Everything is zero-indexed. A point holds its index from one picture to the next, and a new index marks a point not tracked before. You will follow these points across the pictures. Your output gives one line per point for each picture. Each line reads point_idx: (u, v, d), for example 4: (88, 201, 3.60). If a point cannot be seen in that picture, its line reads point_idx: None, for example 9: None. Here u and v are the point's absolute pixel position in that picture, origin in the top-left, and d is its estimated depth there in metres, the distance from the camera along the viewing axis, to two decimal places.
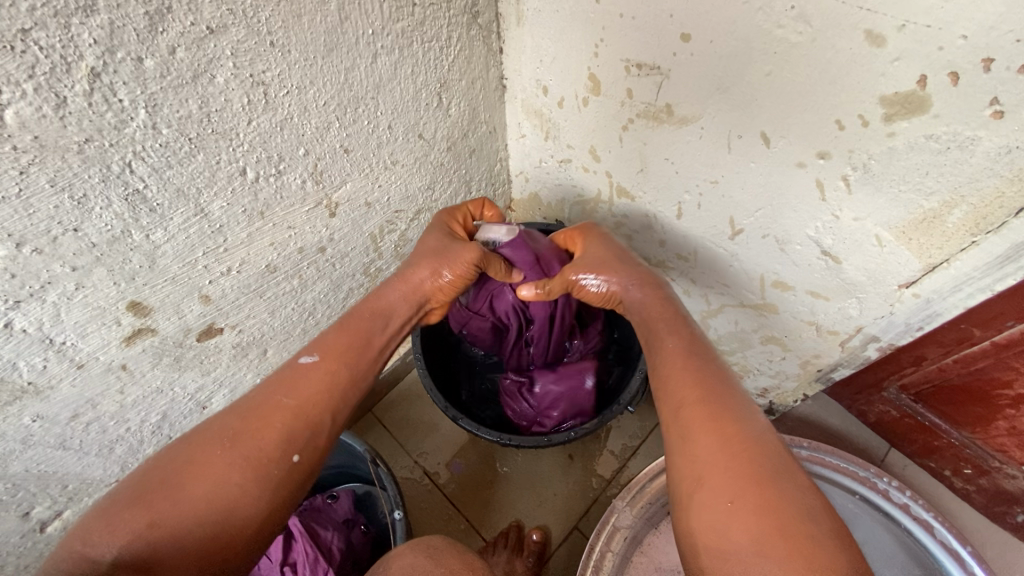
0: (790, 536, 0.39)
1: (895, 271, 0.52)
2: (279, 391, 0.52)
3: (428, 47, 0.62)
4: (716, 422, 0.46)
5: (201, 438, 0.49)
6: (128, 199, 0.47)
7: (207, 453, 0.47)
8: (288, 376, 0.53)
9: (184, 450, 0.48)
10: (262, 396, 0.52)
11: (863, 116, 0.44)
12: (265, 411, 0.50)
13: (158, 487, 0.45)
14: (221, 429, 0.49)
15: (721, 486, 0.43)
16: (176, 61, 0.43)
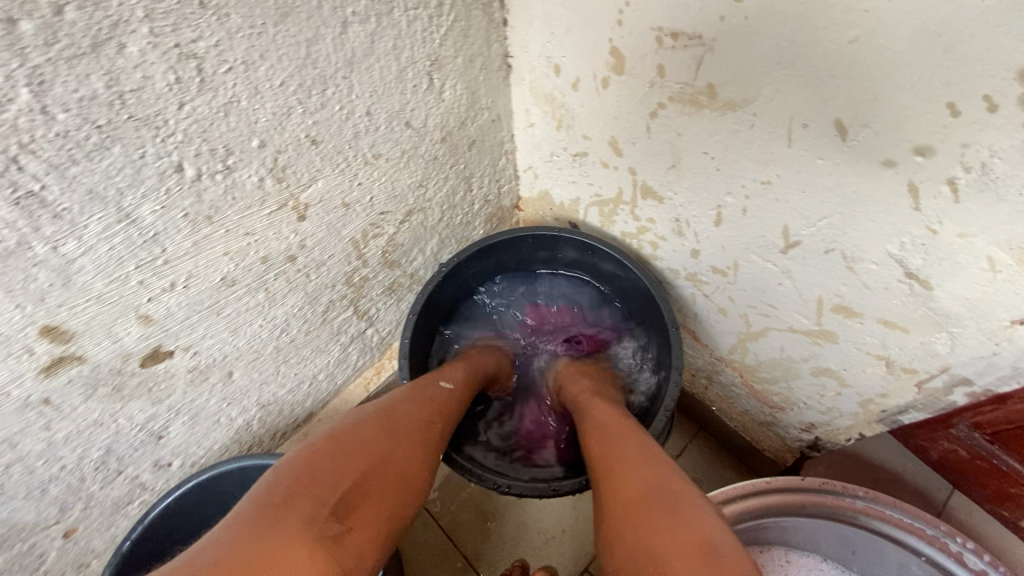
0: (714, 565, 0.37)
1: (1009, 304, 0.40)
2: (412, 401, 0.55)
3: (414, 15, 0.51)
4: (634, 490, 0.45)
5: (335, 428, 0.48)
6: (21, 203, 0.37)
7: (371, 434, 0.47)
8: (424, 393, 0.57)
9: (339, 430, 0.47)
10: (392, 401, 0.54)
11: (990, 98, 0.32)
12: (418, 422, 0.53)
13: (347, 453, 0.45)
14: (372, 420, 0.49)
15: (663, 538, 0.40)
16: (64, 25, 0.32)
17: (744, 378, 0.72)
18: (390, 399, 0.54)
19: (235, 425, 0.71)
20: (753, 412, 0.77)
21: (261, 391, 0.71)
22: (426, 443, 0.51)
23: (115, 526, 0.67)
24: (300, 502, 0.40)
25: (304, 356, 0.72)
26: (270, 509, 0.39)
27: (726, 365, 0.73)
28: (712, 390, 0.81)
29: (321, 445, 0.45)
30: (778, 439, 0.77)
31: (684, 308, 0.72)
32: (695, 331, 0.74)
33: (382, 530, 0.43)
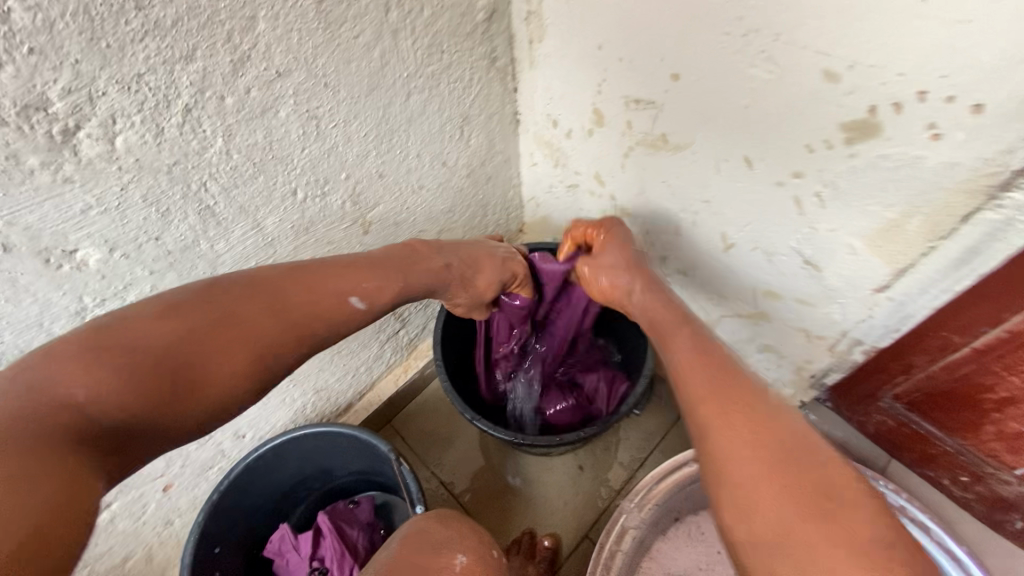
0: (830, 512, 0.36)
1: (870, 277, 0.58)
2: (313, 295, 0.52)
3: (453, 87, 0.71)
4: (735, 417, 0.41)
5: (166, 323, 0.44)
6: (201, 214, 0.55)
7: (213, 324, 0.45)
8: (322, 296, 0.52)
9: (190, 307, 0.45)
10: (262, 310, 0.48)
11: (828, 141, 0.51)
12: (293, 307, 0.50)
13: (209, 306, 0.46)
14: (236, 302, 0.47)
15: (772, 478, 0.38)
16: (250, 99, 0.52)
17: None
18: (270, 300, 0.49)
19: (295, 406, 0.87)
20: None
21: (318, 377, 0.87)
22: (302, 341, 0.50)
23: (198, 488, 0.81)
24: (162, 360, 0.42)
25: (352, 349, 0.89)
26: (127, 345, 0.41)
27: None
28: None
29: (164, 330, 0.43)
30: None
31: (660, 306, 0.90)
32: None
33: (165, 422, 0.41)
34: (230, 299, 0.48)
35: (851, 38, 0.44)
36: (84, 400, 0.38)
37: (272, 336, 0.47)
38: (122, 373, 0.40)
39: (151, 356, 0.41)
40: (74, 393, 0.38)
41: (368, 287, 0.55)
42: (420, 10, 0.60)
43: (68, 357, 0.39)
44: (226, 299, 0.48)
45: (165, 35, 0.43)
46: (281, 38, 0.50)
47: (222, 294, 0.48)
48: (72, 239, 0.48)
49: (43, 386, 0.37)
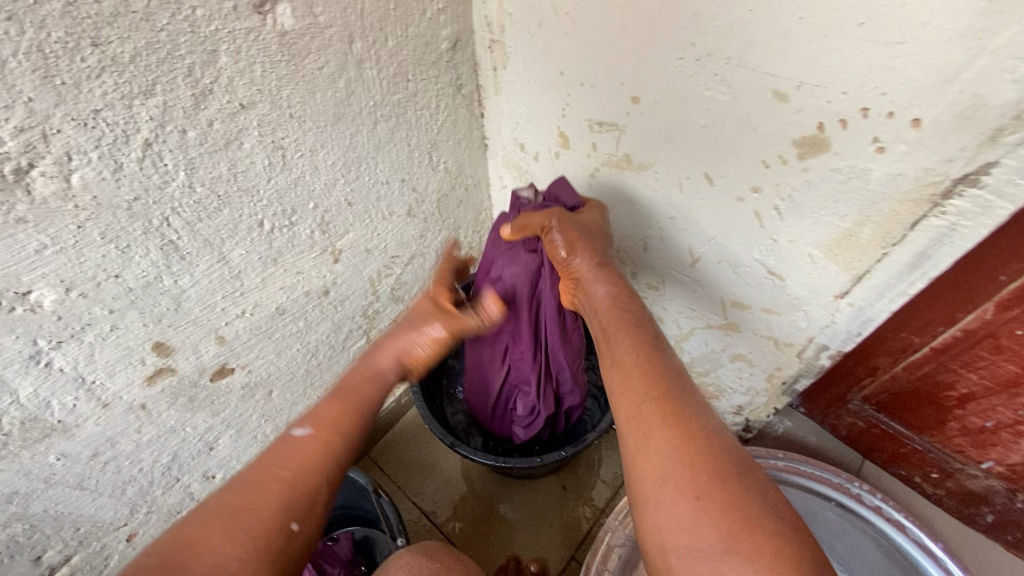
0: (730, 507, 0.42)
1: (830, 285, 0.60)
2: (279, 457, 0.48)
3: (420, 114, 0.72)
4: (664, 419, 0.48)
5: (181, 527, 0.43)
6: (163, 248, 0.54)
7: (182, 550, 0.41)
8: (281, 450, 0.49)
9: (163, 550, 0.42)
10: (249, 479, 0.46)
11: (782, 156, 0.54)
12: (259, 488, 0.46)
13: (171, 547, 0.42)
14: (202, 519, 0.44)
15: (677, 478, 0.44)
16: (213, 132, 0.51)
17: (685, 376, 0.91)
18: (260, 471, 0.47)
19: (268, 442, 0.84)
20: None
21: (291, 411, 0.84)
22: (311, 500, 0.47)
23: None
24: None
25: (326, 379, 0.87)
26: None
27: None
28: None
29: (170, 542, 0.42)
30: None
31: None
32: None
33: None
34: (215, 493, 0.46)
35: (794, 62, 0.47)
36: None
37: (257, 509, 0.44)
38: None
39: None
40: None
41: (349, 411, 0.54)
42: (384, 41, 0.61)
43: None
44: (220, 492, 0.46)
45: (124, 70, 0.43)
46: (244, 71, 0.50)
47: (221, 484, 0.47)
48: (25, 281, 0.46)
49: None
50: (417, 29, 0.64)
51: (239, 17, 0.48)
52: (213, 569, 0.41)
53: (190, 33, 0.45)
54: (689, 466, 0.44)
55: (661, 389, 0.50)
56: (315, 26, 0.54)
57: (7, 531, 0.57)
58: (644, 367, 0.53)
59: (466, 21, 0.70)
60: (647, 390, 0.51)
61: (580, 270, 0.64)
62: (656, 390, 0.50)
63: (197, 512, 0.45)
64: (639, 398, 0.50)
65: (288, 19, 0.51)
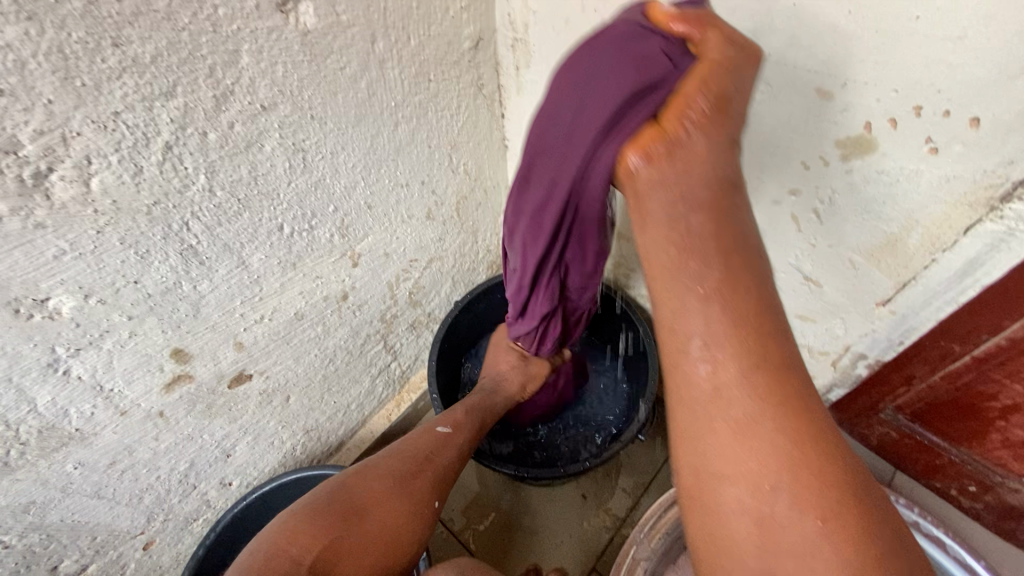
0: (844, 524, 0.32)
1: (871, 291, 0.58)
2: (432, 439, 0.66)
3: (441, 115, 0.70)
4: (760, 408, 0.34)
5: (354, 498, 0.56)
6: (183, 254, 0.52)
7: (375, 487, 0.57)
8: (430, 437, 0.66)
9: (343, 487, 0.57)
10: (402, 481, 0.59)
11: (824, 157, 0.51)
12: (420, 460, 0.62)
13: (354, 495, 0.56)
14: (381, 468, 0.60)
15: (772, 485, 0.33)
16: (234, 134, 0.50)
17: None
18: (415, 470, 0.61)
19: (284, 449, 0.82)
20: None
21: (307, 417, 0.83)
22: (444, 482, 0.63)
23: (181, 544, 0.75)
24: (342, 548, 0.51)
25: (343, 385, 0.85)
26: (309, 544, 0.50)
27: None
28: None
29: (347, 514, 0.54)
30: None
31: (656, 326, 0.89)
32: None
33: None
34: (385, 462, 0.61)
35: (840, 58, 0.45)
36: None
37: (416, 478, 0.60)
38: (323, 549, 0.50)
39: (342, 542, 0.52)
40: None
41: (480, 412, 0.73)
42: (407, 39, 0.60)
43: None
44: (379, 485, 0.58)
45: (145, 71, 0.42)
46: (266, 72, 0.49)
47: (379, 467, 0.60)
48: (43, 287, 0.44)
49: None
50: (439, 28, 0.62)
51: (261, 16, 0.46)
52: (395, 504, 0.57)
53: (212, 33, 0.44)
54: (803, 462, 0.33)
55: (763, 366, 0.34)
56: (338, 25, 0.52)
57: (25, 541, 0.56)
58: (743, 332, 0.34)
59: (489, 20, 0.68)
60: (744, 366, 0.34)
61: (687, 156, 0.37)
62: (761, 365, 0.34)
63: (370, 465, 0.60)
64: (730, 376, 0.34)
65: (311, 18, 0.50)
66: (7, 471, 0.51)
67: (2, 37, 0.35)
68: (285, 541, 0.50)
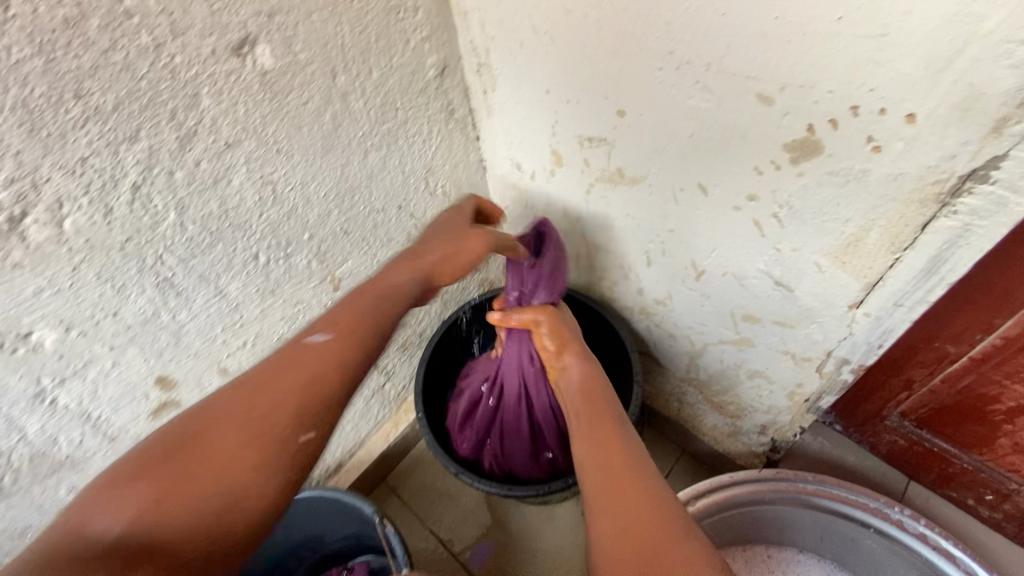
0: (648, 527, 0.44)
1: (842, 293, 0.56)
2: (315, 352, 0.52)
3: (412, 141, 0.73)
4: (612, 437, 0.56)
5: (190, 432, 0.46)
6: (160, 285, 0.55)
7: (226, 411, 0.47)
8: (294, 351, 0.52)
9: (199, 414, 0.47)
10: (245, 412, 0.47)
11: (775, 162, 0.51)
12: (275, 381, 0.50)
13: (205, 417, 0.47)
14: (225, 402, 0.48)
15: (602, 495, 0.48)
16: (200, 171, 0.53)
17: (704, 394, 0.87)
18: (251, 391, 0.49)
19: None
20: (720, 425, 0.90)
21: None
22: (313, 401, 0.49)
23: None
24: (176, 493, 0.41)
25: None
26: (157, 461, 0.43)
27: (688, 384, 0.88)
28: (683, 412, 0.94)
29: (181, 450, 0.44)
30: (743, 446, 0.89)
31: (644, 339, 0.88)
32: (657, 358, 0.89)
33: (179, 528, 0.40)
34: (228, 396, 0.48)
35: (774, 63, 0.45)
36: (109, 528, 0.39)
37: (285, 394, 0.49)
38: (157, 499, 0.41)
39: (169, 484, 0.42)
40: (104, 533, 0.39)
41: (358, 341, 0.55)
42: (369, 72, 0.62)
43: (108, 494, 0.41)
44: (229, 412, 0.47)
45: (107, 119, 0.45)
46: (227, 112, 0.52)
47: (219, 401, 0.48)
48: (25, 322, 0.48)
49: (76, 530, 0.39)
50: (402, 59, 0.65)
51: (218, 61, 0.49)
52: (234, 431, 0.46)
53: (171, 80, 0.47)
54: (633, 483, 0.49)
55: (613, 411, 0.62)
56: (297, 63, 0.55)
57: None
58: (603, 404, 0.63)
59: (453, 48, 0.71)
60: (600, 411, 0.61)
61: None
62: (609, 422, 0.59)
63: (222, 394, 0.49)
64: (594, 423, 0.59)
65: (268, 59, 0.53)
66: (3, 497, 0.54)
67: None
68: (94, 506, 0.40)
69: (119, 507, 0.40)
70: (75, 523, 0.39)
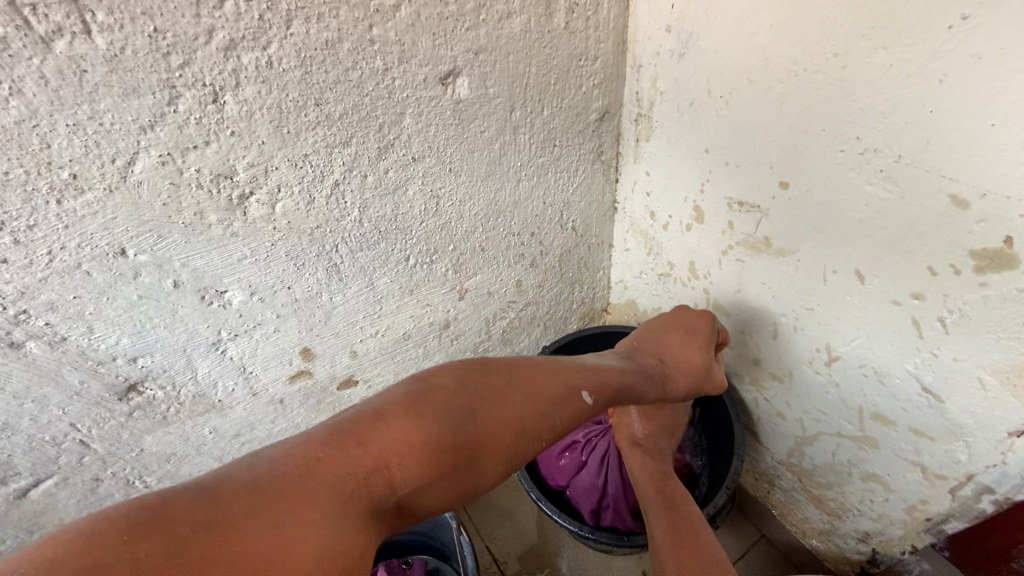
0: None
1: (1003, 417, 0.52)
2: (557, 394, 0.48)
3: (560, 176, 0.76)
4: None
5: (437, 418, 0.41)
6: (328, 270, 0.62)
7: (491, 406, 0.44)
8: (571, 395, 0.49)
9: (486, 386, 0.45)
10: (498, 399, 0.45)
11: (954, 266, 0.48)
12: (538, 411, 0.46)
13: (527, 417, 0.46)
14: (493, 387, 0.46)
15: None
16: (386, 178, 0.59)
17: (803, 483, 0.82)
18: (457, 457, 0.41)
19: None
20: (814, 519, 0.84)
21: None
22: (516, 450, 0.44)
23: None
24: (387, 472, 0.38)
25: None
26: (408, 433, 0.40)
27: (787, 468, 0.83)
28: (773, 495, 0.89)
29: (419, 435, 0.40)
30: (836, 549, 0.83)
31: (749, 411, 0.85)
32: (758, 434, 0.85)
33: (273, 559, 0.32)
34: (455, 398, 0.43)
35: (982, 169, 0.43)
36: (256, 473, 0.35)
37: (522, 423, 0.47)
38: (333, 483, 0.36)
39: (349, 518, 0.35)
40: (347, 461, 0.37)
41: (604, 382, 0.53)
42: (540, 110, 0.67)
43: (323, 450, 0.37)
44: (439, 428, 0.41)
45: (332, 125, 0.52)
46: (421, 130, 0.58)
47: (475, 382, 0.45)
48: (225, 281, 0.56)
49: (321, 455, 0.37)
50: (571, 101, 0.69)
51: (426, 87, 0.55)
52: (493, 442, 0.43)
53: (387, 99, 0.53)
54: None
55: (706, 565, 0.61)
56: (486, 96, 0.60)
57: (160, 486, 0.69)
58: (699, 538, 0.65)
59: (617, 95, 0.74)
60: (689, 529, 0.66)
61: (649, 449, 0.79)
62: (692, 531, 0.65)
63: (465, 385, 0.45)
64: (688, 548, 0.63)
65: (464, 90, 0.58)
66: (165, 423, 0.63)
67: (243, 94, 0.46)
68: (359, 422, 0.40)
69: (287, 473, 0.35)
70: (343, 433, 0.39)
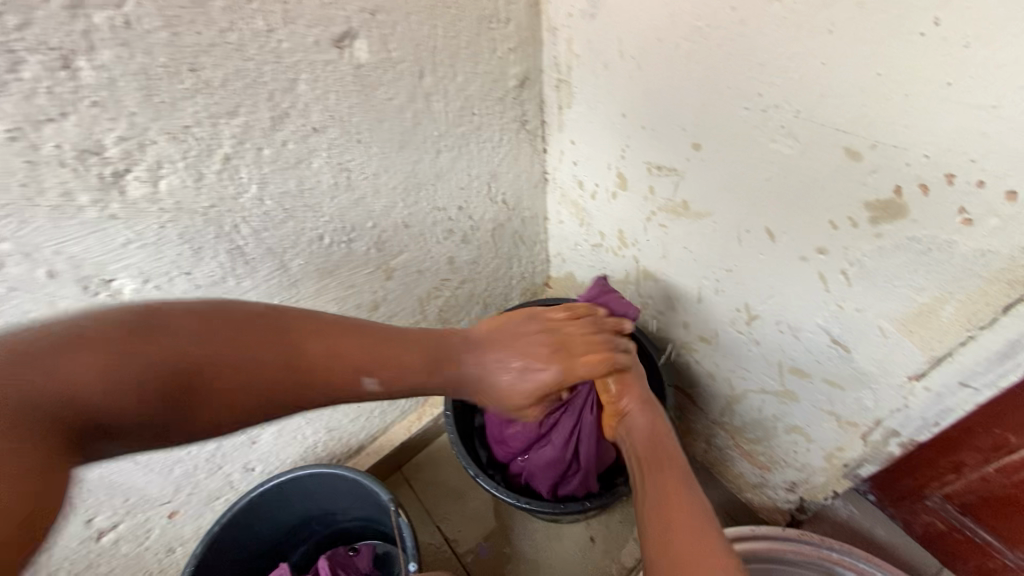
0: None
1: (903, 362, 0.54)
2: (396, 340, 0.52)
3: (482, 146, 0.74)
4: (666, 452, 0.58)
5: (265, 334, 0.44)
6: (231, 253, 0.58)
7: (327, 336, 0.47)
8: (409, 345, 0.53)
9: (331, 323, 0.48)
10: (336, 334, 0.48)
11: (852, 218, 0.49)
12: (378, 352, 0.50)
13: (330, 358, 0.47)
14: (338, 323, 0.49)
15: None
16: (286, 151, 0.55)
17: (735, 440, 0.84)
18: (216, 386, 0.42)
19: (306, 443, 0.88)
20: (747, 474, 0.87)
21: (331, 417, 0.88)
22: (273, 396, 0.45)
23: (203, 519, 0.82)
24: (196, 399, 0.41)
25: None
26: (232, 346, 0.42)
27: (720, 427, 0.86)
28: (710, 454, 0.92)
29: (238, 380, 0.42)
30: (769, 500, 0.87)
31: (682, 373, 0.86)
32: (692, 396, 0.87)
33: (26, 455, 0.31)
34: (296, 323, 0.46)
35: (871, 120, 0.44)
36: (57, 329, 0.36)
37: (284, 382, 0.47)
38: (128, 400, 0.38)
39: (114, 393, 0.37)
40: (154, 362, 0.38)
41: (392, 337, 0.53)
42: (453, 76, 0.64)
43: (128, 339, 0.38)
44: (259, 366, 0.43)
45: (214, 93, 0.48)
46: (319, 98, 0.54)
47: (323, 320, 0.48)
48: (110, 269, 0.51)
49: (129, 336, 0.38)
50: (486, 67, 0.67)
51: (320, 50, 0.52)
52: (318, 362, 0.46)
53: (275, 63, 0.50)
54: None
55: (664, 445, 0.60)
56: (389, 60, 0.57)
57: (69, 491, 0.64)
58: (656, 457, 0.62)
59: (536, 60, 0.72)
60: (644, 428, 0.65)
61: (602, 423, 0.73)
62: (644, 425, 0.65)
63: (312, 319, 0.48)
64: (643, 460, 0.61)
65: (364, 53, 0.55)
66: None
67: (101, 59, 0.42)
68: (170, 321, 0.41)
69: (96, 359, 0.36)
70: (151, 330, 0.39)
